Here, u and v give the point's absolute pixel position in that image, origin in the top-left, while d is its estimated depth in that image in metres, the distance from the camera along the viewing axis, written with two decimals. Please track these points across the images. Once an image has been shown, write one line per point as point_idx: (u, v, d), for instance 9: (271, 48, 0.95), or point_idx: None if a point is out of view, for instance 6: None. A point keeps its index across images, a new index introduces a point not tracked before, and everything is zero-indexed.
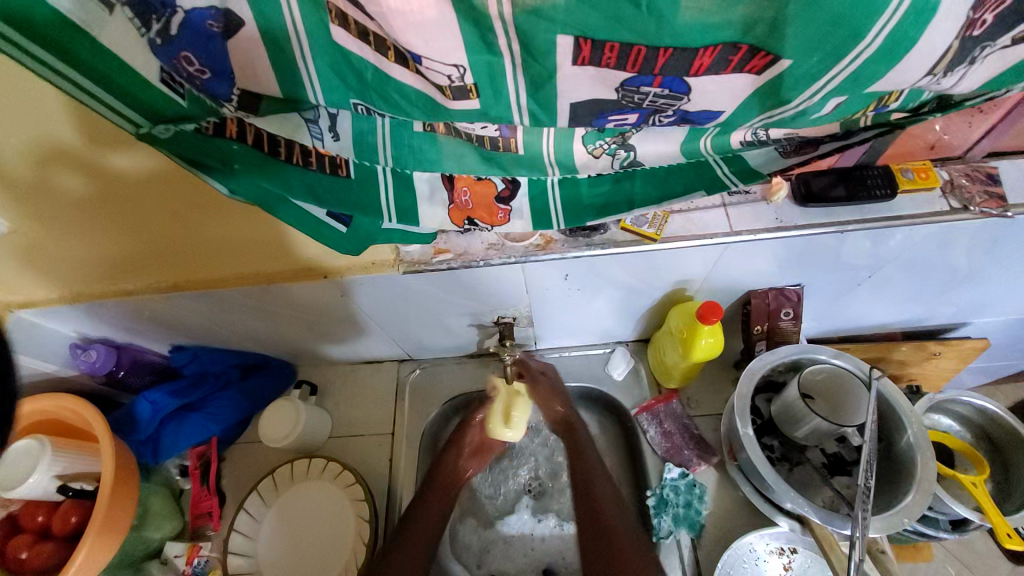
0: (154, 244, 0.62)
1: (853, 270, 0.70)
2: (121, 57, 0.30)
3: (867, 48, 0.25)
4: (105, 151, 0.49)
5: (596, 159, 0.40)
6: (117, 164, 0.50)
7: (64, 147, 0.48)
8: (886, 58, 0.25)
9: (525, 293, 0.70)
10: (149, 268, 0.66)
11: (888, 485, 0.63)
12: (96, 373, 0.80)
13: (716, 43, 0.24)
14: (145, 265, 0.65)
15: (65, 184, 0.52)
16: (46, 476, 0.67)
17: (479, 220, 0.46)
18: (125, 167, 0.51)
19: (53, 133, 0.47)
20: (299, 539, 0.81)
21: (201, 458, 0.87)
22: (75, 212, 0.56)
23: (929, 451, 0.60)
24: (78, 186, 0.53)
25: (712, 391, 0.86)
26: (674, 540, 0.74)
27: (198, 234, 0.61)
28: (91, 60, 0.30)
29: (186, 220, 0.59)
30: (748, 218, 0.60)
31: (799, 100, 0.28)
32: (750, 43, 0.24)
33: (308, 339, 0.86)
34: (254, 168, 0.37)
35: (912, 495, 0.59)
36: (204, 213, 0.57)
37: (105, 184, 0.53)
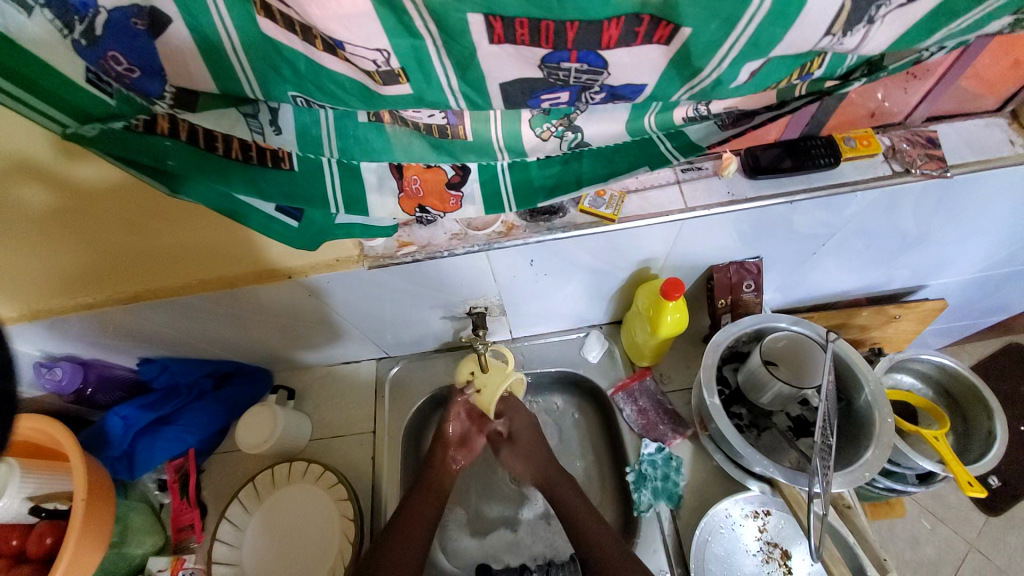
0: (115, 253, 0.61)
1: (808, 239, 0.73)
2: (48, 61, 0.30)
3: (760, 9, 0.26)
4: (70, 162, 0.49)
5: (545, 142, 0.41)
6: (84, 176, 0.50)
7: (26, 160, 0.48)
8: (782, 18, 0.26)
9: (493, 282, 0.71)
10: (109, 279, 0.64)
11: (849, 441, 0.66)
12: (63, 392, 0.78)
13: (619, 15, 0.25)
14: (105, 276, 0.64)
15: (25, 199, 0.51)
16: (17, 499, 0.66)
17: (431, 207, 0.47)
18: (91, 179, 0.50)
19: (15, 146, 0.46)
20: (285, 545, 0.81)
21: (178, 471, 0.85)
22: (37, 224, 0.54)
23: (885, 406, 0.64)
24: (39, 201, 0.52)
25: (684, 366, 0.88)
26: (654, 513, 0.77)
27: (162, 242, 0.60)
28: (12, 61, 0.30)
29: (151, 229, 0.58)
30: (702, 193, 0.62)
31: (710, 68, 0.29)
32: (650, 13, 0.26)
33: (281, 343, 0.85)
34: (188, 163, 0.36)
35: (871, 450, 0.62)
36: (177, 222, 0.57)
37: (69, 196, 0.52)
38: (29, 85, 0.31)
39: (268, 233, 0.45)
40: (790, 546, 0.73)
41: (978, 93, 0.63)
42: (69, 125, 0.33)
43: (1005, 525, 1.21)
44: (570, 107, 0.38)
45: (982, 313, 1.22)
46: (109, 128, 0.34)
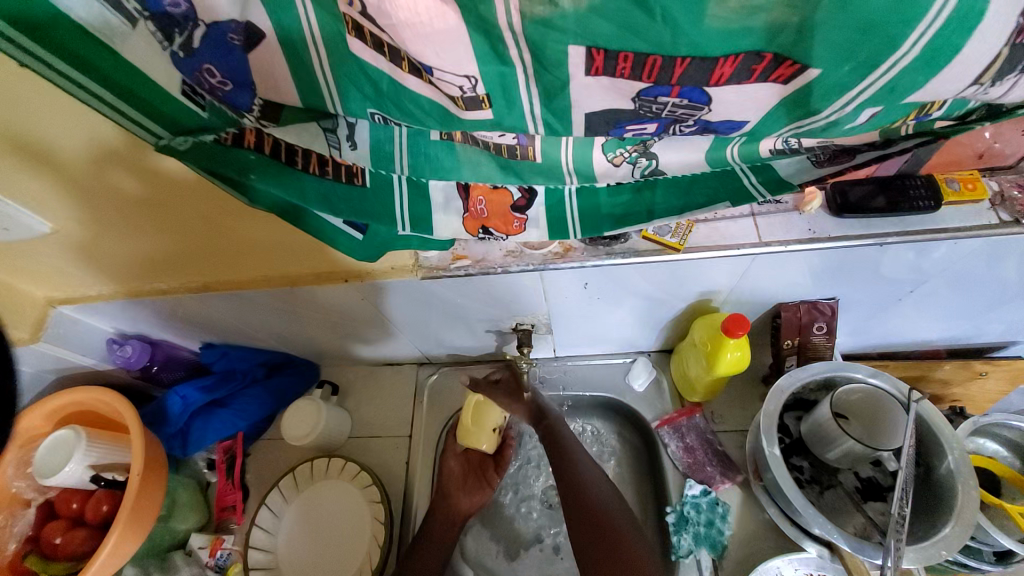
0: (191, 244, 0.63)
1: (893, 283, 0.66)
2: (147, 68, 0.31)
3: (905, 56, 0.23)
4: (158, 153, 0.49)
5: (615, 168, 0.39)
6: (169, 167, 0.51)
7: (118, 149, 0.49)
8: (929, 66, 0.23)
9: (544, 301, 0.69)
10: (183, 267, 0.68)
11: (927, 514, 0.59)
12: (131, 368, 0.83)
13: (736, 53, 0.23)
14: (180, 264, 0.68)
15: (118, 183, 0.53)
16: (80, 465, 0.70)
17: (494, 229, 0.46)
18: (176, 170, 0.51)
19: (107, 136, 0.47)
20: (318, 537, 0.82)
21: (228, 451, 0.90)
22: (126, 209, 0.57)
23: (971, 480, 0.56)
24: (130, 187, 0.54)
25: (738, 406, 0.82)
26: (694, 560, 0.72)
27: (233, 236, 0.62)
28: (119, 78, 0.32)
29: (224, 225, 0.60)
30: (778, 227, 0.57)
31: (829, 111, 0.26)
32: (775, 50, 0.23)
33: (329, 339, 0.88)
34: (271, 180, 0.37)
35: (950, 526, 0.55)
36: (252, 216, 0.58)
37: (156, 185, 0.53)
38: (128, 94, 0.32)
39: (334, 246, 0.46)
40: None
41: None
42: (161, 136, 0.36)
43: None
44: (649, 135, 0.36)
45: None
46: (199, 140, 0.36)
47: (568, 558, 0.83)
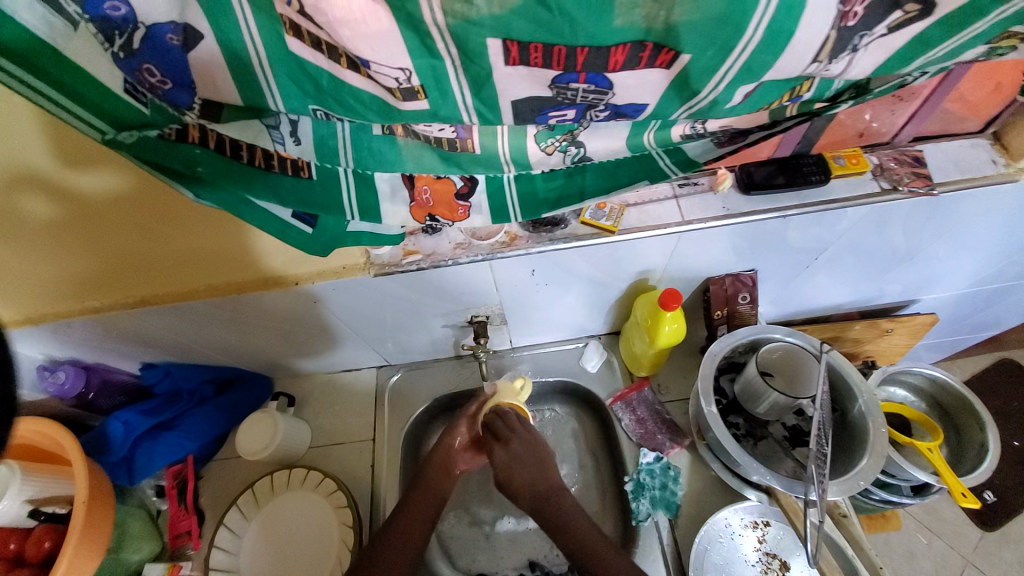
0: (120, 259, 0.62)
1: (801, 253, 0.75)
2: (89, 67, 0.31)
3: (752, 40, 0.28)
4: (72, 171, 0.50)
5: (548, 156, 0.43)
6: (87, 185, 0.52)
7: (27, 171, 0.49)
8: (772, 47, 0.28)
9: (495, 291, 0.72)
10: (111, 285, 0.65)
11: (844, 451, 0.68)
12: (64, 396, 0.78)
13: (625, 41, 0.27)
14: (107, 282, 0.65)
15: (28, 208, 0.53)
16: (15, 502, 0.66)
17: (440, 216, 0.49)
18: (92, 187, 0.52)
19: (17, 152, 0.47)
20: (283, 552, 0.80)
21: (177, 476, 0.86)
22: (41, 230, 0.56)
23: (879, 416, 0.65)
24: (43, 207, 0.53)
25: (681, 377, 0.89)
26: (653, 522, 0.78)
27: (163, 248, 0.61)
28: (59, 72, 0.31)
29: (152, 235, 0.59)
30: (698, 207, 0.64)
31: (708, 90, 0.31)
32: (655, 41, 0.28)
33: (283, 349, 0.86)
34: (216, 166, 0.38)
35: (865, 459, 0.63)
36: (178, 228, 0.59)
37: (71, 203, 0.53)
38: (72, 93, 0.32)
39: (284, 240, 0.46)
40: (789, 557, 0.73)
41: (961, 115, 0.66)
42: (107, 131, 0.35)
43: (999, 540, 1.22)
44: (574, 123, 0.41)
45: (972, 328, 1.24)
46: (143, 135, 0.35)
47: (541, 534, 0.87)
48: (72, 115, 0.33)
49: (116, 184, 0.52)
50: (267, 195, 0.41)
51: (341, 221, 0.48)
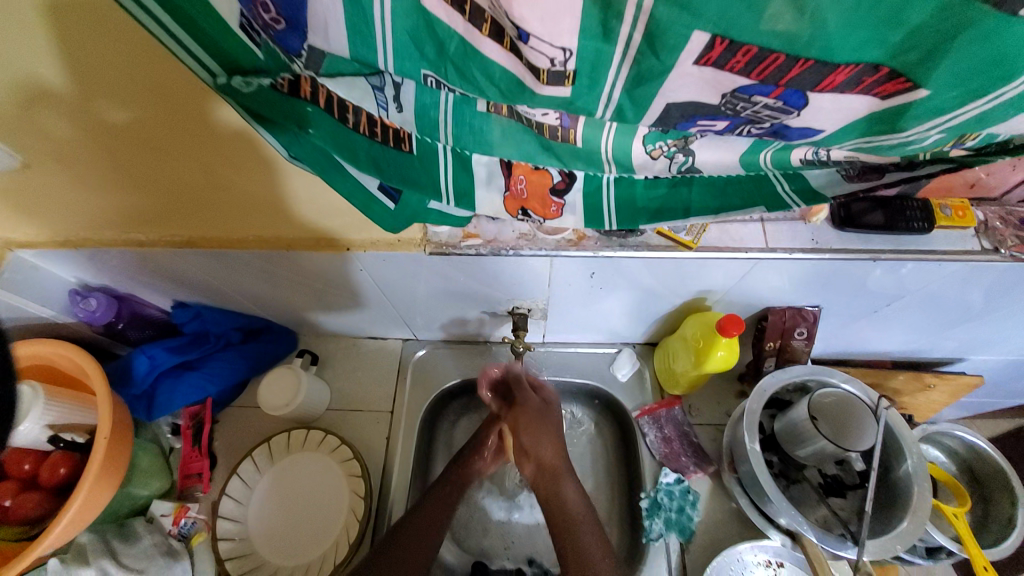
0: (165, 196, 0.59)
1: (873, 297, 0.70)
2: None
3: (1004, 92, 0.25)
4: (91, 98, 0.46)
5: (653, 161, 0.40)
6: (112, 113, 0.47)
7: (44, 88, 0.45)
8: (1019, 102, 0.25)
9: (546, 286, 0.69)
10: (161, 222, 0.63)
11: (885, 508, 0.64)
12: (94, 323, 0.77)
13: (860, 61, 0.24)
14: (157, 219, 0.63)
15: (48, 127, 0.49)
16: (37, 426, 0.66)
17: (533, 211, 0.45)
18: (115, 116, 0.47)
19: (35, 72, 0.43)
20: (291, 509, 0.80)
21: (194, 417, 0.86)
22: (81, 157, 0.53)
23: (925, 481, 0.61)
24: (66, 131, 0.50)
25: (714, 402, 0.86)
26: (663, 543, 0.76)
27: (203, 187, 0.57)
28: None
29: (189, 174, 0.55)
30: (785, 235, 0.59)
31: (912, 131, 0.28)
32: (893, 66, 0.24)
33: (313, 306, 0.83)
34: (327, 132, 0.36)
35: (907, 522, 0.60)
36: (207, 171, 0.54)
37: (99, 132, 0.49)
38: (189, 26, 0.28)
39: (365, 213, 0.44)
40: None
41: None
42: (219, 74, 0.31)
43: None
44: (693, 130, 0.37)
45: (1006, 394, 1.20)
46: (259, 85, 0.32)
47: (546, 531, 0.89)
48: (184, 50, 0.30)
49: (137, 113, 0.47)
50: (366, 167, 0.38)
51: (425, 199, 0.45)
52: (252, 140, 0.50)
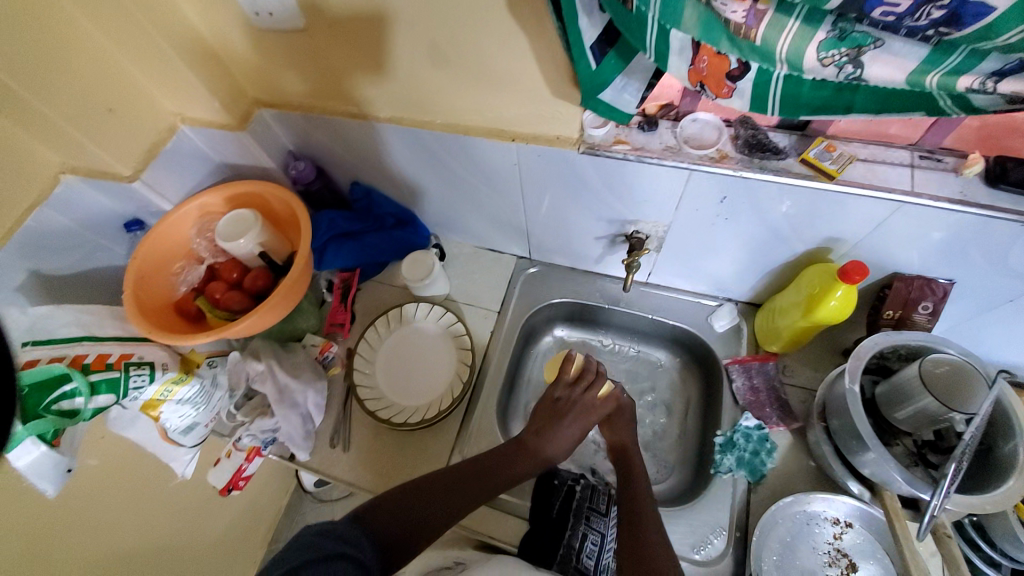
0: (337, 99, 0.81)
1: (1022, 281, 0.67)
2: None
3: None
4: (278, 63, 0.78)
5: (822, 68, 0.45)
6: (295, 74, 0.79)
7: (265, 61, 0.79)
8: None
9: (674, 208, 0.75)
10: (331, 106, 0.83)
11: (988, 479, 0.63)
12: (300, 182, 0.98)
13: None
14: (329, 106, 0.83)
15: (270, 89, 0.84)
16: (250, 244, 0.85)
17: (707, 89, 0.51)
18: (289, 79, 0.80)
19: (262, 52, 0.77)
20: (407, 366, 0.96)
21: (345, 281, 1.05)
22: (290, 105, 0.85)
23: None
24: (277, 90, 0.84)
25: (812, 367, 0.87)
26: (731, 477, 0.80)
27: (350, 89, 0.78)
28: None
29: (338, 86, 0.78)
30: (933, 183, 0.60)
31: None
32: None
33: (455, 206, 0.97)
34: None
35: (1011, 482, 0.59)
36: (354, 84, 0.77)
37: (284, 86, 0.82)
38: None
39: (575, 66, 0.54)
40: (860, 561, 0.72)
41: None
42: None
43: None
44: (869, 36, 0.42)
45: None
46: None
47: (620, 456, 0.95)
48: None
49: (295, 70, 0.78)
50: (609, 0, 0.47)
51: (615, 68, 0.55)
52: (377, 99, 0.78)
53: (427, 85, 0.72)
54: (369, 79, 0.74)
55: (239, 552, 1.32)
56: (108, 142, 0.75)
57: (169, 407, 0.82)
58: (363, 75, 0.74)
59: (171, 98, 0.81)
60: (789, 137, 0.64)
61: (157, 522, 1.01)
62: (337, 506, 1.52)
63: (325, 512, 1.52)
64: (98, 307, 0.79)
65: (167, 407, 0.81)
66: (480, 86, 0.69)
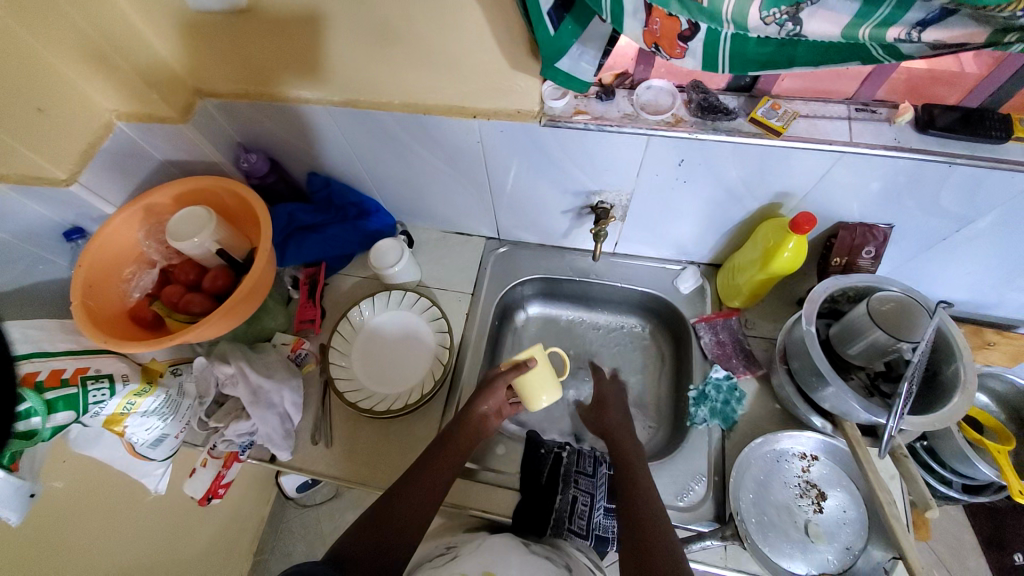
0: (262, 85, 0.78)
1: (946, 218, 0.74)
2: None
3: None
4: (210, 47, 0.75)
5: (765, 26, 0.46)
6: (235, 61, 0.75)
7: (202, 49, 0.74)
8: None
9: (635, 175, 0.77)
10: (255, 90, 0.79)
11: (934, 398, 0.70)
12: (254, 176, 0.94)
13: None
14: (253, 90, 0.79)
15: (209, 79, 0.79)
16: (206, 241, 0.80)
17: (661, 49, 0.53)
18: (219, 67, 0.77)
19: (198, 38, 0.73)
20: (386, 354, 0.95)
21: (311, 277, 1.03)
22: (229, 97, 0.80)
23: (971, 370, 0.67)
24: (215, 79, 0.79)
25: (771, 318, 0.93)
26: (706, 428, 0.85)
27: (280, 68, 0.75)
28: None
29: (264, 68, 0.76)
30: (869, 133, 0.65)
31: None
32: None
33: (418, 190, 0.96)
34: None
35: (957, 396, 0.66)
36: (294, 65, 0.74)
37: (216, 74, 0.78)
38: None
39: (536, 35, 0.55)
40: (827, 489, 0.79)
41: None
42: None
43: None
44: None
45: None
46: None
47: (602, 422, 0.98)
48: None
49: (220, 56, 0.76)
50: None
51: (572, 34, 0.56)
52: (329, 81, 0.75)
53: (365, 76, 0.73)
54: (306, 77, 0.75)
55: (223, 566, 1.28)
56: (35, 143, 0.69)
57: (134, 421, 0.78)
58: (292, 75, 0.76)
59: (102, 92, 0.75)
60: (737, 98, 0.68)
61: (132, 544, 0.96)
62: (322, 509, 1.50)
63: (309, 517, 1.49)
64: (42, 323, 0.74)
65: (131, 420, 0.78)
66: (436, 62, 0.68)
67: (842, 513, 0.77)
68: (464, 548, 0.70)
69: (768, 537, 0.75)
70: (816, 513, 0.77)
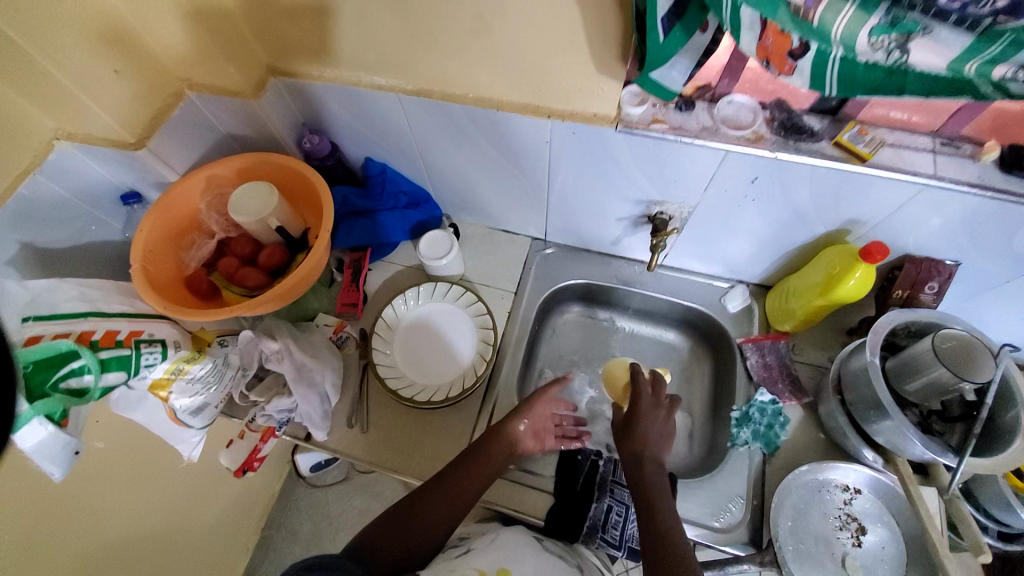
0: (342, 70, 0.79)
1: (1019, 262, 0.72)
2: None
3: None
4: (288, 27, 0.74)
5: (872, 52, 0.46)
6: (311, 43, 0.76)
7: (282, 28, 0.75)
8: None
9: (703, 188, 0.76)
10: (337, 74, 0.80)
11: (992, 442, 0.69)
12: (316, 156, 0.96)
13: None
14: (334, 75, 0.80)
15: (285, 58, 0.80)
16: (267, 218, 0.81)
17: (772, 66, 0.53)
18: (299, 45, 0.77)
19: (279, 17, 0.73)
20: (426, 346, 0.95)
21: (356, 260, 1.03)
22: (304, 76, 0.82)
23: None
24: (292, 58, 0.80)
25: (820, 346, 0.91)
26: (746, 450, 0.84)
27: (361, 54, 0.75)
28: None
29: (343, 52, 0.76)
30: (954, 167, 0.64)
31: None
32: None
33: (473, 184, 0.96)
34: None
35: (1018, 442, 0.65)
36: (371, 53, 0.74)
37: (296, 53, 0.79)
38: None
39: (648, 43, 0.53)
40: (868, 524, 0.77)
41: None
42: None
43: None
44: (919, 24, 0.43)
45: None
46: None
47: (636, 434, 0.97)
48: None
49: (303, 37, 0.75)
50: None
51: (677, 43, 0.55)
52: (403, 70, 0.75)
53: (442, 68, 0.73)
54: (384, 63, 0.75)
55: (232, 537, 1.29)
56: (111, 104, 0.71)
57: (179, 387, 0.77)
58: (368, 60, 0.75)
59: (180, 61, 0.76)
60: (821, 120, 0.67)
61: (156, 506, 0.97)
62: (332, 491, 1.50)
63: (318, 498, 1.49)
64: (100, 282, 0.75)
65: (176, 386, 0.77)
66: (515, 59, 0.68)
67: (882, 549, 0.75)
68: (478, 542, 0.75)
69: (804, 566, 0.74)
70: (854, 546, 0.76)
